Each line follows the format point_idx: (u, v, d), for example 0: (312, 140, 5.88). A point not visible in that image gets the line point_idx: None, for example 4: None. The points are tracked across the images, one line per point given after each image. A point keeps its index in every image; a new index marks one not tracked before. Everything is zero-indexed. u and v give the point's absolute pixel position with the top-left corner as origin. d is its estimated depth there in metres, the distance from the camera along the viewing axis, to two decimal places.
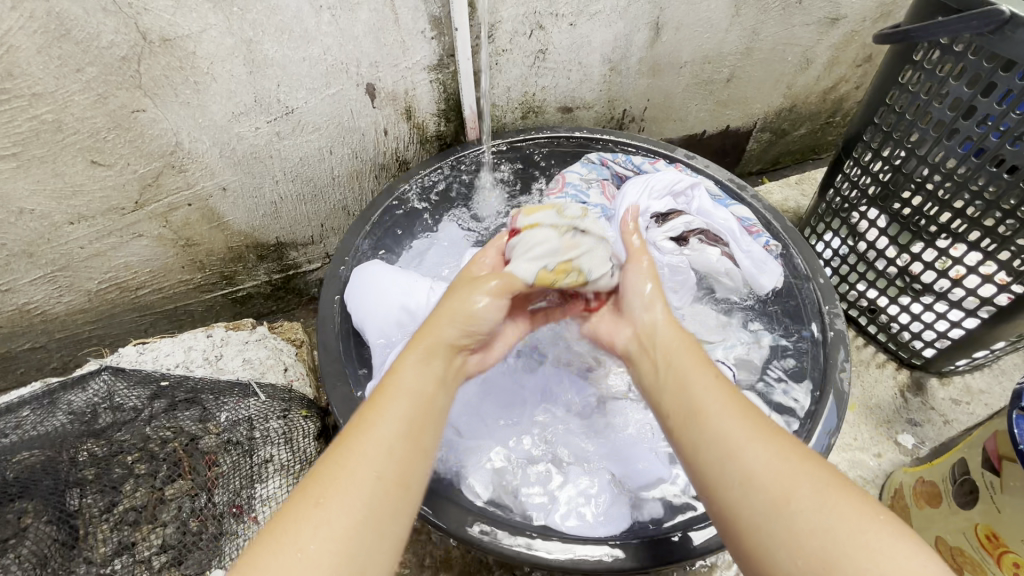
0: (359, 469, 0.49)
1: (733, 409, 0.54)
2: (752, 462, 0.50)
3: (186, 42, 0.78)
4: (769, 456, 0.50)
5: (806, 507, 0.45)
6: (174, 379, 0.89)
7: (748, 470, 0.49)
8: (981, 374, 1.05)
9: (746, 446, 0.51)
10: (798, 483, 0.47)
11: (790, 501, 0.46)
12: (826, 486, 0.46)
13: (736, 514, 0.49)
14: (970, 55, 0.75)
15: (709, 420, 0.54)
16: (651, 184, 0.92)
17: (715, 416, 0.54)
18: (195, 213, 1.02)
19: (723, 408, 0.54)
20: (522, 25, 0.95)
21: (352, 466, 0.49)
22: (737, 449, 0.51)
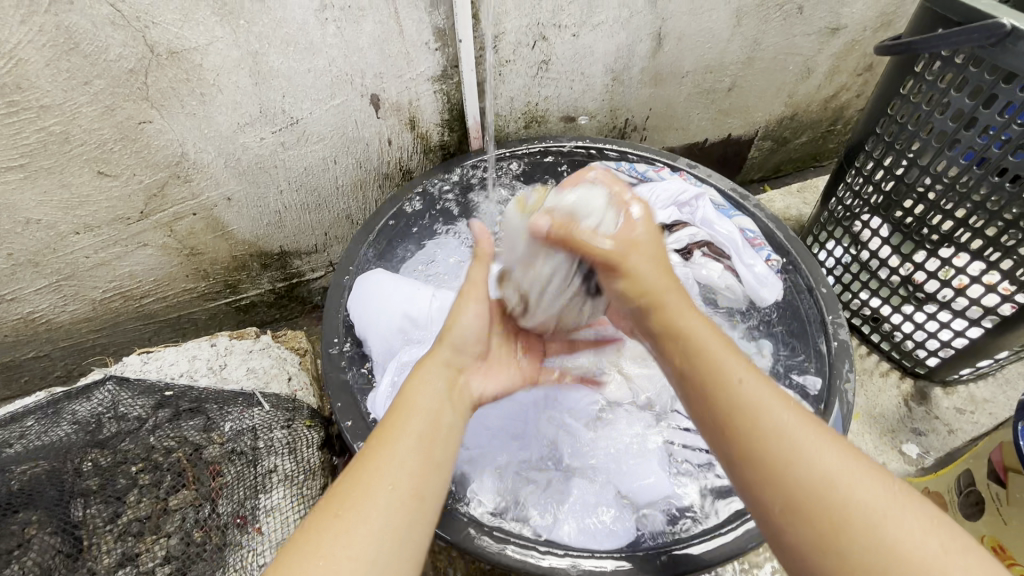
0: (380, 486, 0.50)
1: (777, 404, 0.51)
2: (813, 459, 0.47)
3: (193, 55, 0.78)
4: (829, 456, 0.48)
5: (863, 521, 0.44)
6: (179, 389, 0.90)
7: (808, 467, 0.47)
8: (985, 382, 1.05)
9: (806, 445, 0.48)
10: (857, 500, 0.45)
11: (844, 514, 0.44)
12: (888, 502, 0.45)
13: (791, 516, 0.47)
14: (971, 67, 0.75)
15: (765, 411, 0.50)
16: (657, 194, 0.95)
17: (762, 415, 0.50)
18: (199, 222, 1.02)
19: (770, 408, 0.50)
20: (525, 36, 0.96)
21: (376, 479, 0.50)
22: (798, 446, 0.48)
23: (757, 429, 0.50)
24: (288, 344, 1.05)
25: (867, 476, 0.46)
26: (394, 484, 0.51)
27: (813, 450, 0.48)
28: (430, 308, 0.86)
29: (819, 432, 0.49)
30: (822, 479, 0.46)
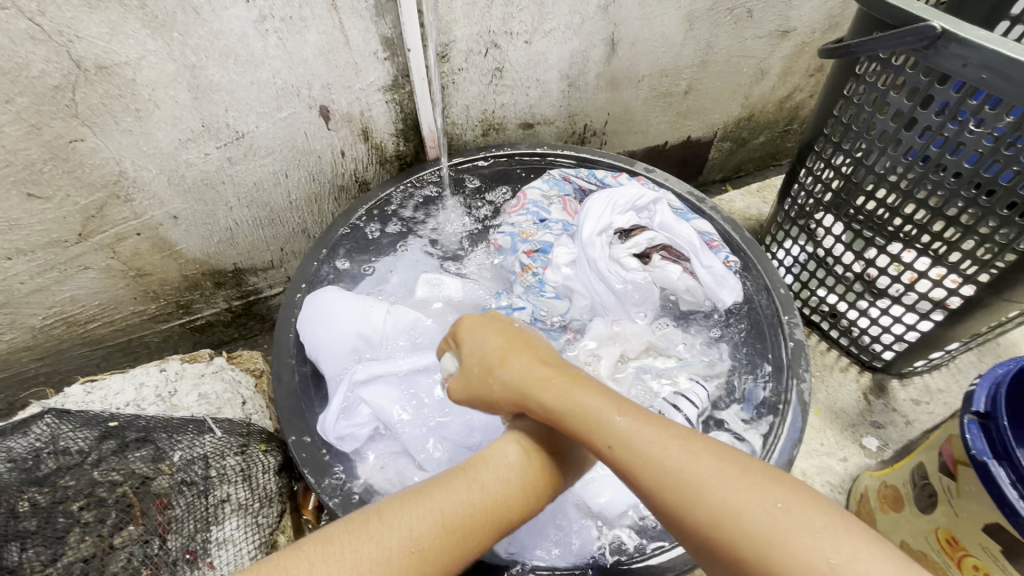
0: (417, 515, 0.53)
1: (672, 452, 0.52)
2: (709, 505, 0.48)
3: (125, 69, 0.75)
4: (724, 498, 0.48)
5: (753, 544, 0.46)
6: (125, 419, 0.84)
7: (700, 517, 0.49)
8: (939, 373, 1.08)
9: (701, 492, 0.49)
10: (748, 528, 0.46)
11: (738, 540, 0.47)
12: (777, 528, 0.45)
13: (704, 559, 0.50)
14: (908, 68, 0.76)
15: (657, 477, 0.51)
16: (614, 199, 0.94)
17: (652, 471, 0.52)
18: (145, 242, 0.98)
19: (659, 456, 0.52)
20: (476, 44, 0.95)
21: (418, 502, 0.55)
22: (694, 495, 0.49)
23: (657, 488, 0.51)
24: (243, 366, 1.03)
25: (757, 500, 0.48)
26: (449, 519, 0.54)
27: (704, 487, 0.49)
28: (383, 325, 0.84)
29: (707, 462, 0.51)
30: (704, 511, 0.48)
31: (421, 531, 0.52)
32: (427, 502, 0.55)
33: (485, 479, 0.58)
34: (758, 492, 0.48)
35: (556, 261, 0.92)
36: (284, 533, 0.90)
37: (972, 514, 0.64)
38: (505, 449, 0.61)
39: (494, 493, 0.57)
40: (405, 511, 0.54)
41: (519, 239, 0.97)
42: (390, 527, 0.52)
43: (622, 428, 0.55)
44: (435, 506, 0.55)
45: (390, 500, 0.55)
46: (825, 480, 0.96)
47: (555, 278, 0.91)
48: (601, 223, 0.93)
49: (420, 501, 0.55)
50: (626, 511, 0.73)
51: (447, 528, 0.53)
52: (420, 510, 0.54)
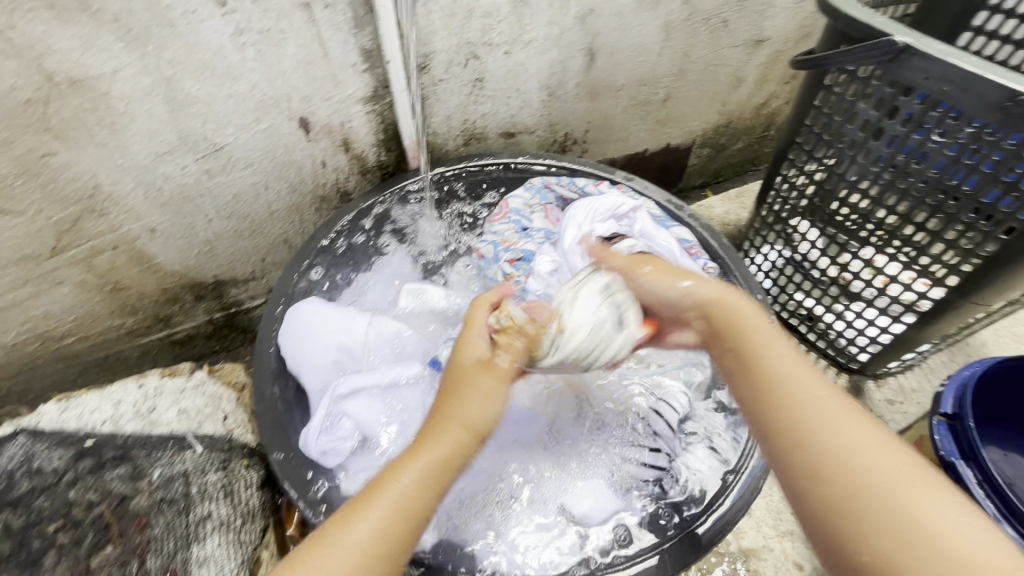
0: (371, 517, 0.55)
1: (823, 392, 0.54)
2: (825, 446, 0.50)
3: (98, 83, 0.74)
4: (857, 443, 0.49)
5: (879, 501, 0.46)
6: (101, 437, 0.84)
7: (821, 451, 0.50)
8: (912, 373, 1.11)
9: (836, 430, 0.50)
10: (876, 476, 0.47)
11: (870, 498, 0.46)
12: (905, 476, 0.46)
13: (812, 506, 0.49)
14: (873, 80, 0.79)
15: (801, 406, 0.53)
16: (595, 208, 0.97)
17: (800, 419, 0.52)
18: (122, 255, 0.96)
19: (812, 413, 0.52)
20: (456, 55, 0.95)
21: (369, 502, 0.57)
22: (824, 432, 0.50)
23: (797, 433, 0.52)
24: (224, 379, 1.04)
25: (902, 457, 0.48)
26: (402, 503, 0.57)
27: (830, 429, 0.50)
28: (366, 337, 0.84)
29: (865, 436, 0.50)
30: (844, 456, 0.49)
31: (379, 526, 0.55)
32: (377, 500, 0.57)
33: (457, 399, 0.64)
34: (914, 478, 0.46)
35: (538, 270, 0.94)
36: (267, 550, 0.88)
37: None
38: (477, 380, 0.65)
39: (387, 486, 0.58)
40: (356, 517, 0.55)
41: (500, 248, 0.98)
42: (346, 537, 0.54)
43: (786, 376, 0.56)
44: (387, 499, 0.57)
45: (340, 511, 0.57)
46: None
47: (538, 286, 0.92)
48: (581, 231, 0.95)
49: (370, 502, 0.57)
50: (608, 519, 0.73)
51: (405, 509, 0.57)
52: (372, 511, 0.56)
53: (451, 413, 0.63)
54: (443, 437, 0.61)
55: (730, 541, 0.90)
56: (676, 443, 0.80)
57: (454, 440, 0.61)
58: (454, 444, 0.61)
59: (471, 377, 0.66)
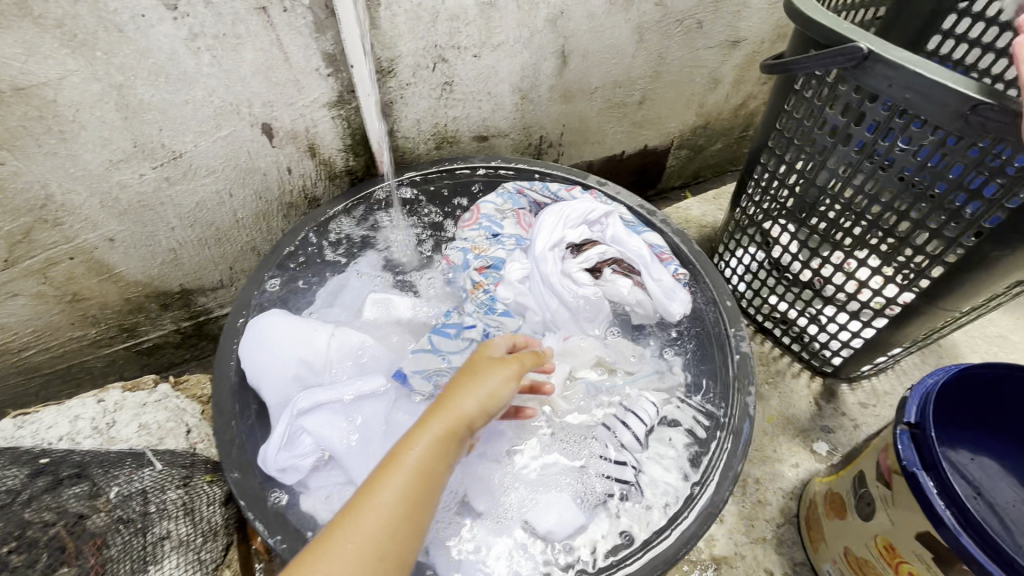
0: (392, 485, 0.54)
1: None
2: None
3: (44, 90, 0.71)
4: None
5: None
6: (57, 455, 0.81)
7: None
8: (885, 376, 1.11)
9: None
10: None
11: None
12: None
13: None
14: (840, 86, 0.78)
15: None
16: (567, 214, 0.95)
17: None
18: (80, 266, 0.94)
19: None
20: (424, 59, 0.93)
21: (390, 471, 0.55)
22: None
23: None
24: (190, 392, 1.01)
25: None
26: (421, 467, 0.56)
27: None
28: (328, 350, 0.81)
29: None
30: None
31: (402, 492, 0.54)
32: (398, 470, 0.55)
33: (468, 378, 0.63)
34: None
35: (508, 277, 0.92)
36: (230, 568, 0.87)
37: (903, 520, 0.66)
38: (493, 367, 0.65)
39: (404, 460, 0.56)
40: (378, 487, 0.54)
41: (471, 254, 0.96)
42: (370, 505, 0.52)
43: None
44: (403, 466, 0.55)
45: (363, 481, 0.55)
46: (778, 487, 0.97)
47: (508, 294, 0.91)
48: (553, 237, 0.93)
49: (388, 471, 0.55)
50: (573, 533, 0.72)
51: (427, 477, 0.56)
52: (392, 479, 0.54)
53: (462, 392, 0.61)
54: (452, 406, 0.60)
55: (702, 549, 0.90)
56: (643, 454, 0.80)
57: (462, 408, 0.61)
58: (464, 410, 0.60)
59: (489, 362, 0.66)
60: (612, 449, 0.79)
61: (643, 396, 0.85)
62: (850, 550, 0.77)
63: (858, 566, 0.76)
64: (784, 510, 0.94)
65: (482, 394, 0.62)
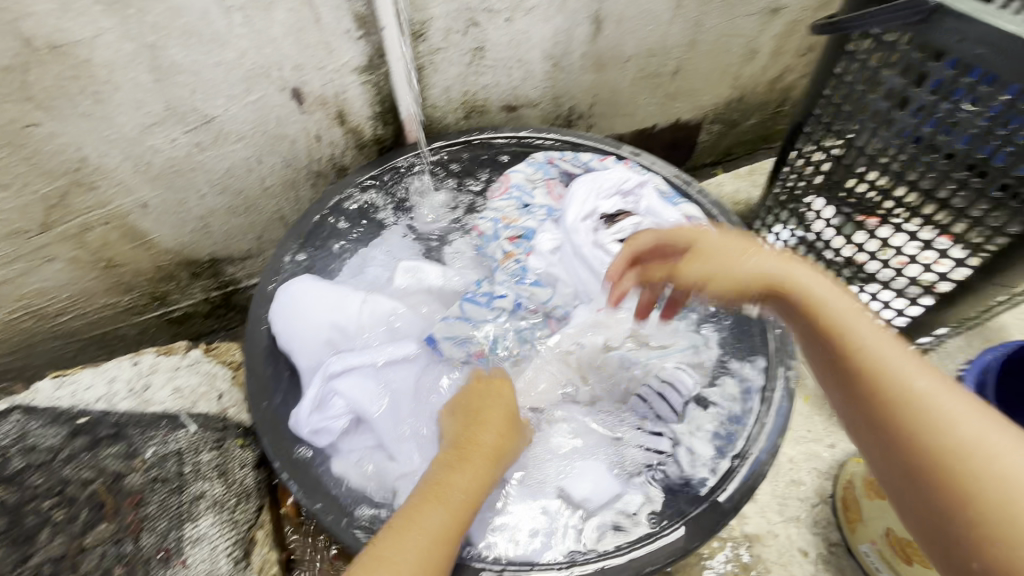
0: (441, 509, 0.58)
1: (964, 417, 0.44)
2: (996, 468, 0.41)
3: (78, 49, 0.71)
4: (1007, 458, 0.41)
5: (964, 435, 0.43)
6: (97, 414, 0.83)
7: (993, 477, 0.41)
8: (928, 357, 1.07)
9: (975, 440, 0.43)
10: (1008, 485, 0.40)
11: (967, 445, 0.43)
12: None
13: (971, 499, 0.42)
14: (902, 44, 0.74)
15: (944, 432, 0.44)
16: (600, 184, 0.93)
17: (863, 356, 0.50)
18: (113, 231, 0.94)
19: (869, 345, 0.51)
20: (456, 22, 0.91)
21: (440, 496, 0.59)
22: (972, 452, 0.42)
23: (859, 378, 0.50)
24: (219, 358, 1.02)
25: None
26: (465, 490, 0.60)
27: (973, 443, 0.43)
28: (360, 315, 0.82)
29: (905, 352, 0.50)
30: (894, 386, 0.48)
31: (450, 516, 0.57)
32: (446, 496, 0.59)
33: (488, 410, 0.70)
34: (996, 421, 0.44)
35: (539, 247, 0.90)
36: (263, 528, 0.84)
37: None
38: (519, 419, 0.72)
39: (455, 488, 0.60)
40: (428, 510, 0.57)
41: (501, 225, 0.95)
42: (425, 523, 0.56)
43: (831, 304, 0.55)
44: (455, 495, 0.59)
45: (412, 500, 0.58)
46: (812, 466, 0.95)
47: (538, 265, 0.90)
48: (585, 208, 0.91)
49: (439, 496, 0.59)
50: (609, 502, 0.72)
51: (467, 499, 0.60)
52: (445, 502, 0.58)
53: (489, 429, 0.67)
54: (482, 438, 0.66)
55: (733, 526, 0.88)
56: (681, 426, 0.78)
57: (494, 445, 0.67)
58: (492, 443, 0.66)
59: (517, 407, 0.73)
60: (648, 421, 0.78)
61: (681, 368, 0.83)
62: (892, 532, 0.75)
63: (903, 549, 0.74)
64: (818, 490, 0.92)
65: (506, 432, 0.69)
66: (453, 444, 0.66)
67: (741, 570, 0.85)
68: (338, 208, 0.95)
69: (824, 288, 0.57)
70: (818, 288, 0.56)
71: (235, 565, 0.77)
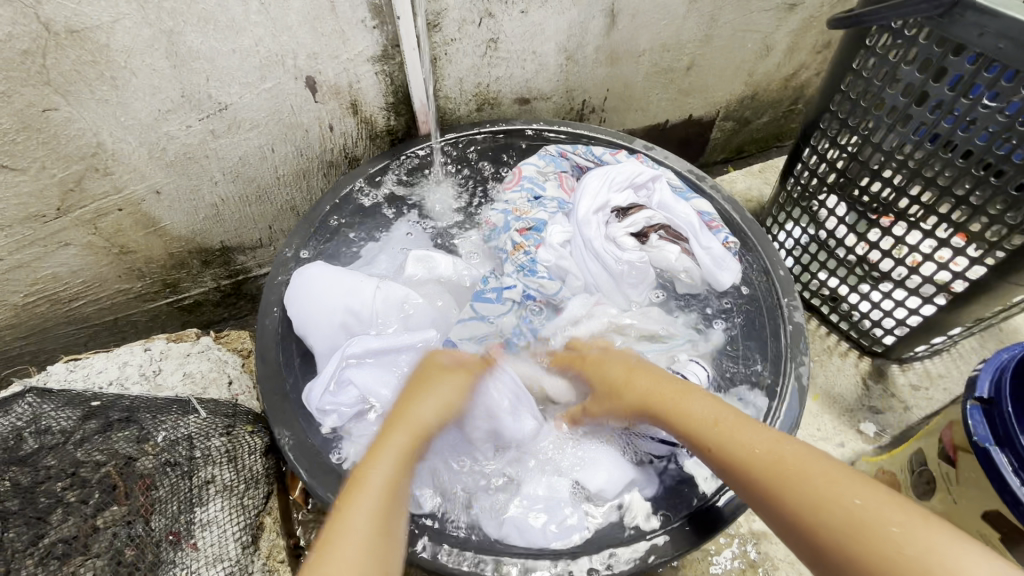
0: (363, 506, 0.53)
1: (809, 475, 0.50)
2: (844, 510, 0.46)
3: (97, 34, 0.71)
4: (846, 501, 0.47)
5: (823, 497, 0.47)
6: (108, 399, 0.84)
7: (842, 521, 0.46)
8: (940, 358, 1.06)
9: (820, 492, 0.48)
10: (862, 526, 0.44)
11: (824, 501, 0.47)
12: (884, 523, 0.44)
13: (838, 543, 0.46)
14: (922, 39, 0.74)
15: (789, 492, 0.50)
16: (612, 177, 0.92)
17: (733, 456, 0.55)
18: (127, 218, 0.95)
19: (738, 438, 0.56)
20: (470, 12, 0.90)
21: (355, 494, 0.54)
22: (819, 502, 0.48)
23: (740, 476, 0.54)
24: (229, 346, 1.02)
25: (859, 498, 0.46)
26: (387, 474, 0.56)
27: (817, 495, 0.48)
28: (372, 303, 0.82)
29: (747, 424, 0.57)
30: (767, 467, 0.52)
31: (372, 508, 0.53)
32: (366, 491, 0.54)
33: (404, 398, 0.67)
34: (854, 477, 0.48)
35: (549, 240, 0.89)
36: (271, 515, 0.86)
37: (969, 500, 0.63)
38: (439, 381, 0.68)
39: (362, 478, 0.55)
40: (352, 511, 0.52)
41: (512, 217, 0.94)
42: (342, 526, 0.51)
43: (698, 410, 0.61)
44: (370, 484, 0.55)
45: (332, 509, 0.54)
46: None
47: (548, 257, 0.89)
48: (597, 200, 0.90)
49: (355, 491, 0.54)
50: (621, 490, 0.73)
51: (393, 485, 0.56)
52: (361, 497, 0.54)
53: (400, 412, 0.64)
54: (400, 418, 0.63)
55: (740, 522, 0.88)
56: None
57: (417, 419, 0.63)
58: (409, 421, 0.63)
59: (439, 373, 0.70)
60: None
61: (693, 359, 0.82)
62: None
63: None
64: None
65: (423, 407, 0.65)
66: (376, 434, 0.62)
67: (748, 566, 0.85)
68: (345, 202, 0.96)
69: (697, 398, 0.63)
70: (688, 400, 0.63)
71: (244, 549, 0.79)
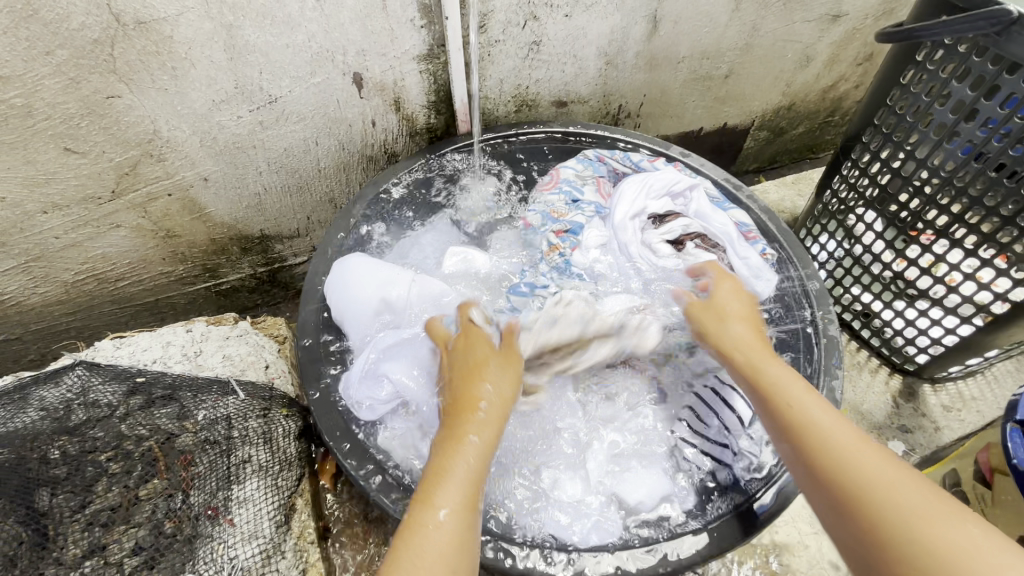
0: (444, 500, 0.54)
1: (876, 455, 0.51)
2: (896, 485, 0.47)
3: (162, 26, 0.74)
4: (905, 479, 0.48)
5: (869, 482, 0.49)
6: (152, 375, 0.86)
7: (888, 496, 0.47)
8: (973, 380, 1.04)
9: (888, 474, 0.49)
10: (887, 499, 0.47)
11: (883, 502, 0.47)
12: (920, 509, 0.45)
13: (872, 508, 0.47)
14: (974, 56, 0.73)
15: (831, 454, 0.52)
16: (649, 184, 0.95)
17: (808, 426, 0.56)
18: (175, 203, 0.99)
19: (812, 412, 0.57)
20: (516, 15, 0.92)
21: (438, 484, 0.56)
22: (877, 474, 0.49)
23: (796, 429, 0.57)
24: (266, 331, 1.05)
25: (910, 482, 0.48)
26: (469, 468, 0.58)
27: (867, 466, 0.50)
28: (409, 293, 0.87)
29: (819, 400, 0.59)
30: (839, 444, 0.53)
31: (458, 495, 0.55)
32: (447, 483, 0.56)
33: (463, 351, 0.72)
34: (924, 487, 0.47)
35: (585, 243, 0.93)
36: (303, 497, 0.88)
37: (1006, 524, 0.62)
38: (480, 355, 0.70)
39: (434, 472, 0.57)
40: (432, 501, 0.54)
41: (549, 218, 0.98)
42: (428, 525, 0.52)
43: (799, 400, 0.60)
44: (456, 474, 0.57)
45: (416, 500, 0.55)
46: None
47: (583, 259, 0.92)
48: (634, 207, 0.93)
49: (440, 482, 0.56)
50: (658, 505, 0.75)
51: (467, 466, 0.58)
52: (450, 486, 0.56)
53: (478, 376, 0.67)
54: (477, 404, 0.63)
55: (763, 533, 0.88)
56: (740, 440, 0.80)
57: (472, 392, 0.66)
58: (489, 410, 0.63)
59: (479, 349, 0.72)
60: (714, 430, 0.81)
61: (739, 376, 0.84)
62: None
63: None
64: None
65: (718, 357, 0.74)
66: (450, 413, 0.64)
67: None
68: (375, 203, 0.97)
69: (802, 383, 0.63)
70: (790, 381, 0.63)
71: (277, 527, 0.82)
